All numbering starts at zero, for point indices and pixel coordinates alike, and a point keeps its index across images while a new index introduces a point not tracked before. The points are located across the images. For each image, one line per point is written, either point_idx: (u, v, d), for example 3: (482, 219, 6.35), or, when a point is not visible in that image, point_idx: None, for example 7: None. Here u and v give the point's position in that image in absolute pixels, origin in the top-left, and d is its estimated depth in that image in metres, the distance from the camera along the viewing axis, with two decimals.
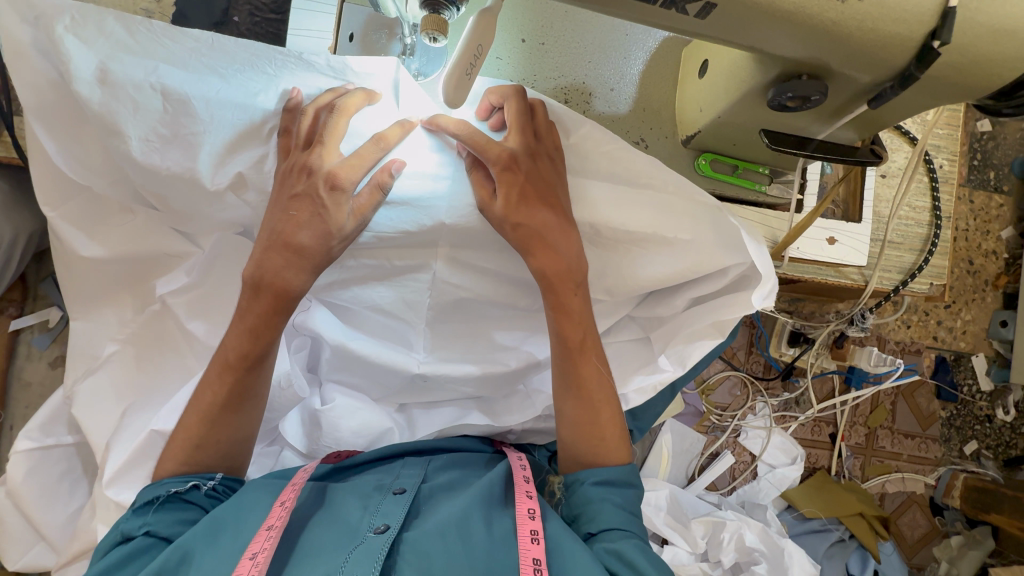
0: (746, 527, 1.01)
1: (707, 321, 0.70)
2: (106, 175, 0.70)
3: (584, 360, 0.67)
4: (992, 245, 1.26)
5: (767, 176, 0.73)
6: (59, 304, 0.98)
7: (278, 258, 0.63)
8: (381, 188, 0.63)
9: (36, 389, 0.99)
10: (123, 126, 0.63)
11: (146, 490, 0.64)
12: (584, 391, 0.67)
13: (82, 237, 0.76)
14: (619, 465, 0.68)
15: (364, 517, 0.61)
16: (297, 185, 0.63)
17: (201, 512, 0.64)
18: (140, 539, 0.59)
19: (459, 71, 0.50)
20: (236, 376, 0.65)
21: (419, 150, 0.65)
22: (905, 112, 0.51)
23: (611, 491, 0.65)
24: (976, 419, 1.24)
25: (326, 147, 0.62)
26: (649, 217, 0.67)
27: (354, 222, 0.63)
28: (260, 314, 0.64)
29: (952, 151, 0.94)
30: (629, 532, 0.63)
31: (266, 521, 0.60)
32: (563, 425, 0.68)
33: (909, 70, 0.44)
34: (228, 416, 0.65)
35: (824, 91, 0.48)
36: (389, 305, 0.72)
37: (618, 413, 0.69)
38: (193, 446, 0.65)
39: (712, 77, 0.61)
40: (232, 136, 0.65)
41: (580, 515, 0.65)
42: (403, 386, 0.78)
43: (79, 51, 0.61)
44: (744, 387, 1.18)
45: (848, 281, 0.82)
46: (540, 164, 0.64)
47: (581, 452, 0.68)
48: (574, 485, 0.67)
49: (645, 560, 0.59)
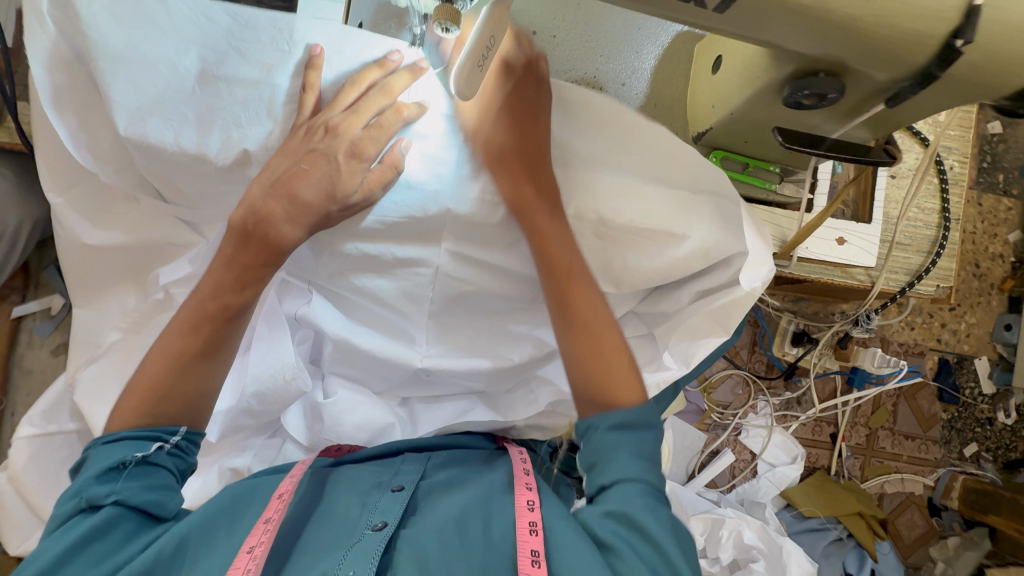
0: (745, 525, 1.02)
1: (709, 317, 0.70)
2: (113, 161, 0.69)
3: (574, 285, 0.67)
4: (999, 249, 1.26)
5: (777, 175, 0.72)
6: (62, 291, 0.99)
7: (277, 207, 0.62)
8: (395, 167, 0.63)
9: (37, 377, 0.99)
10: (145, 108, 0.63)
11: (105, 453, 0.58)
12: (584, 319, 0.66)
13: (87, 224, 0.77)
14: (635, 404, 0.63)
15: (362, 514, 0.61)
16: (316, 140, 0.62)
17: (170, 473, 0.60)
18: (109, 509, 0.54)
19: (471, 63, 0.48)
20: (212, 327, 0.64)
21: (431, 132, 0.63)
22: (922, 112, 0.50)
23: (629, 435, 0.60)
24: (976, 422, 1.24)
25: (358, 116, 0.62)
26: (657, 211, 0.68)
27: (362, 194, 0.63)
28: (246, 264, 0.64)
29: (963, 153, 0.93)
30: (644, 484, 0.57)
31: (263, 515, 0.61)
32: (572, 366, 0.67)
33: (930, 68, 0.43)
34: (202, 365, 0.64)
35: (840, 88, 0.48)
36: (389, 298, 0.72)
37: (622, 346, 0.67)
38: (156, 395, 0.61)
39: (725, 74, 0.60)
40: (249, 117, 0.64)
41: (595, 460, 0.59)
42: (407, 379, 0.78)
43: (109, 29, 0.60)
44: (745, 386, 1.18)
45: (854, 282, 0.82)
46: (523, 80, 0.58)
47: (592, 391, 0.65)
48: (589, 431, 0.61)
49: (656, 523, 0.53)
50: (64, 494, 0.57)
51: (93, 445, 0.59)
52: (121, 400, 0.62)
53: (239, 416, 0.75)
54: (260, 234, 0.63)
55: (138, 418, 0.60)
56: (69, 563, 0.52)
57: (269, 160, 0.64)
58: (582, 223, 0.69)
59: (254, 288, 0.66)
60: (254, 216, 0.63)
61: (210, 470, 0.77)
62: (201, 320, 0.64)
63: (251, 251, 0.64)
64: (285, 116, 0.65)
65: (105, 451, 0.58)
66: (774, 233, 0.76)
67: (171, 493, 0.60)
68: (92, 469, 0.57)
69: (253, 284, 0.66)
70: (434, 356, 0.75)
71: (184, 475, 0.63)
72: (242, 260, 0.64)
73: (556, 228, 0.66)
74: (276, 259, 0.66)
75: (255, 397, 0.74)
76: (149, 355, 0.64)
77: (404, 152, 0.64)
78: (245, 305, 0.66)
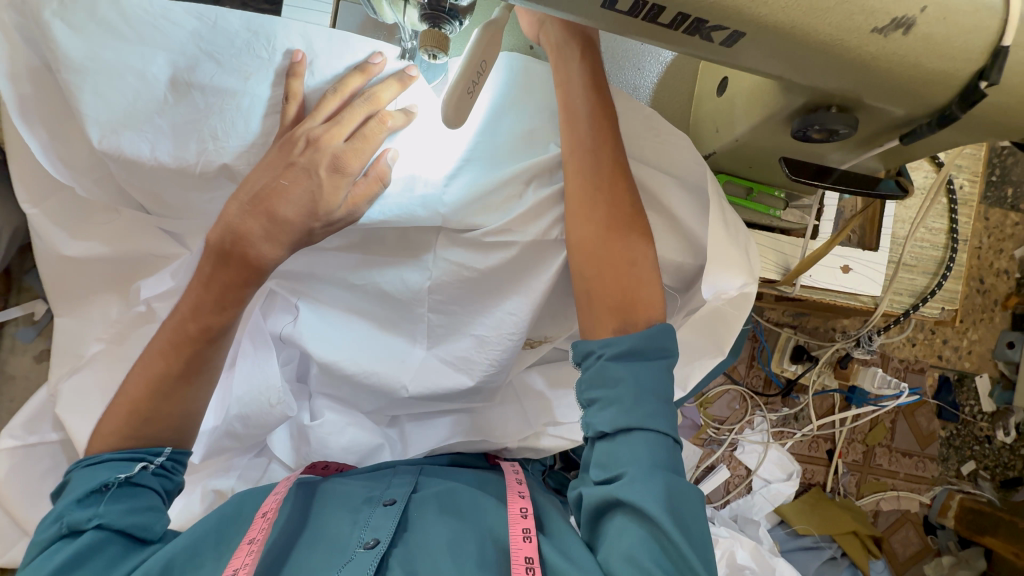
0: (737, 545, 1.01)
1: (704, 337, 0.68)
2: (90, 172, 0.66)
3: (600, 176, 0.59)
4: (1005, 264, 1.23)
5: (782, 201, 0.70)
6: (44, 297, 0.96)
7: (255, 226, 0.58)
8: (381, 178, 0.60)
9: (20, 383, 0.97)
10: (116, 121, 0.60)
11: (88, 474, 0.56)
12: (611, 216, 0.59)
13: (64, 235, 0.74)
14: (655, 321, 0.55)
15: (353, 532, 0.59)
16: (297, 153, 0.58)
17: (156, 494, 0.58)
18: (91, 534, 0.52)
19: (460, 90, 0.45)
20: (193, 349, 0.61)
21: (423, 146, 0.63)
22: (938, 147, 0.48)
23: (637, 366, 0.53)
24: (975, 440, 1.22)
25: (340, 127, 0.58)
26: (660, 233, 0.65)
27: (346, 210, 0.60)
28: (224, 285, 0.60)
29: (974, 171, 0.90)
30: (652, 432, 0.51)
31: (248, 535, 0.58)
32: (583, 268, 0.59)
33: (950, 108, 0.41)
34: (183, 387, 0.61)
35: (852, 125, 0.44)
36: (389, 305, 0.70)
37: (647, 254, 0.58)
38: (139, 416, 0.59)
39: (731, 97, 0.57)
40: (224, 126, 0.61)
41: (597, 396, 0.53)
42: (395, 402, 0.75)
43: (69, 38, 0.57)
44: (743, 401, 1.16)
45: (858, 303, 0.79)
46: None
47: (608, 305, 0.56)
48: (592, 359, 0.55)
49: (661, 489, 0.48)
50: (46, 518, 0.55)
51: (76, 468, 0.57)
52: (104, 416, 0.61)
53: (223, 438, 0.73)
54: (239, 255, 0.59)
55: (120, 441, 0.59)
56: None
57: (248, 175, 0.60)
58: None
59: (237, 309, 0.62)
60: (232, 236, 0.58)
61: (195, 490, 0.76)
62: (182, 341, 0.61)
63: (231, 271, 0.60)
64: (267, 125, 0.61)
65: (88, 471, 0.56)
66: (776, 259, 0.73)
67: (158, 515, 0.57)
68: (73, 492, 0.55)
69: (234, 304, 0.61)
70: (432, 364, 0.71)
71: (172, 495, 0.61)
72: (221, 281, 0.60)
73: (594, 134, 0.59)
74: (258, 279, 0.61)
75: (239, 420, 0.72)
76: (130, 376, 0.61)
77: (390, 162, 0.61)
78: (227, 325, 0.62)
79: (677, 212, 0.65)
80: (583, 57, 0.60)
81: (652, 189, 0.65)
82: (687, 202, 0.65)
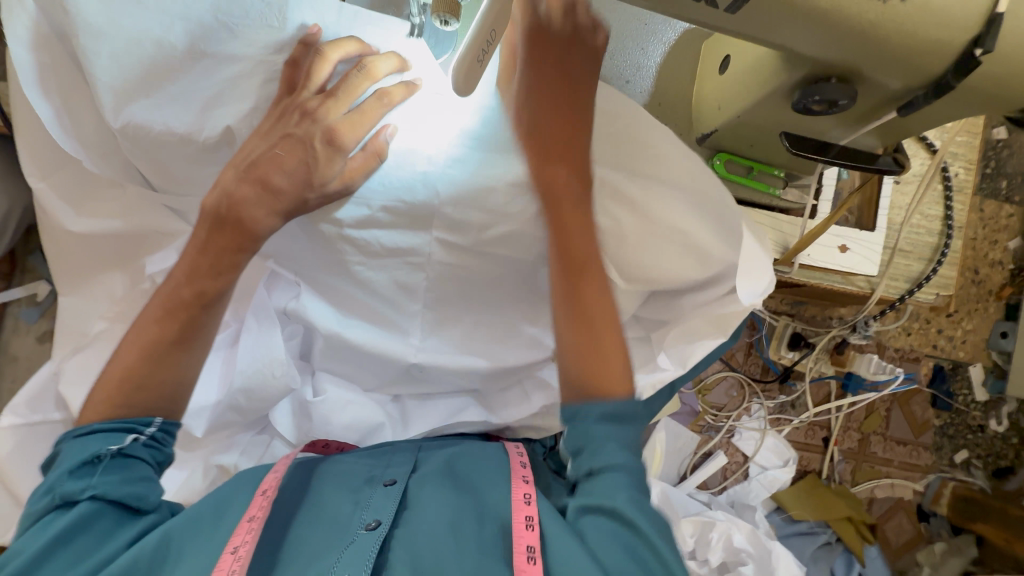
0: (735, 528, 1.02)
1: (707, 318, 0.68)
2: (96, 147, 0.66)
3: (577, 259, 0.61)
4: (998, 256, 1.25)
5: (781, 180, 0.72)
6: (47, 278, 0.96)
7: (249, 192, 0.60)
8: (379, 155, 0.60)
9: (22, 364, 0.97)
10: (130, 89, 0.60)
11: (77, 446, 0.55)
12: (580, 280, 0.61)
13: (69, 211, 0.74)
14: (621, 398, 0.57)
15: (354, 513, 0.58)
16: (292, 124, 0.59)
17: (148, 464, 0.58)
18: (86, 504, 0.52)
19: (469, 59, 0.46)
20: (188, 314, 0.62)
21: (422, 117, 0.60)
22: (931, 121, 0.50)
23: (617, 429, 0.55)
24: (968, 429, 1.24)
25: (338, 100, 0.59)
26: (667, 201, 0.64)
27: (340, 184, 0.60)
28: (220, 249, 0.62)
29: (969, 159, 0.92)
30: (632, 474, 0.53)
31: (247, 513, 0.57)
32: (556, 339, 0.62)
33: (947, 78, 0.42)
34: (176, 353, 0.61)
35: (852, 96, 0.46)
36: (381, 288, 0.67)
37: (614, 333, 0.61)
38: (132, 383, 0.59)
39: (733, 74, 0.59)
40: (233, 95, 0.61)
41: (581, 449, 0.55)
42: (397, 377, 0.75)
43: (88, 3, 0.57)
44: (740, 388, 1.17)
45: (853, 289, 0.83)
46: (568, 59, 0.56)
47: (576, 380, 0.59)
48: (574, 418, 0.57)
49: (643, 516, 0.50)
50: (37, 490, 0.55)
51: (65, 439, 0.57)
52: (97, 383, 0.60)
53: (226, 412, 0.75)
54: (233, 220, 0.61)
55: (111, 410, 0.58)
56: (43, 563, 0.50)
57: (244, 142, 0.61)
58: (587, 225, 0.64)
59: (231, 274, 0.64)
60: (227, 200, 0.60)
61: (197, 466, 0.77)
62: (177, 307, 0.62)
63: (225, 237, 0.62)
64: (269, 92, 0.61)
65: (77, 444, 0.56)
66: (776, 238, 0.76)
67: (151, 485, 0.57)
68: (64, 464, 0.54)
69: (229, 270, 0.63)
70: (432, 350, 0.71)
71: (161, 466, 0.61)
72: (216, 246, 0.62)
73: (574, 218, 0.60)
74: (252, 246, 0.63)
75: (242, 394, 0.73)
76: (124, 343, 0.61)
77: (389, 138, 0.60)
78: (221, 291, 0.64)
79: (674, 220, 0.64)
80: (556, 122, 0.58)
81: (652, 161, 0.64)
82: (694, 175, 0.63)
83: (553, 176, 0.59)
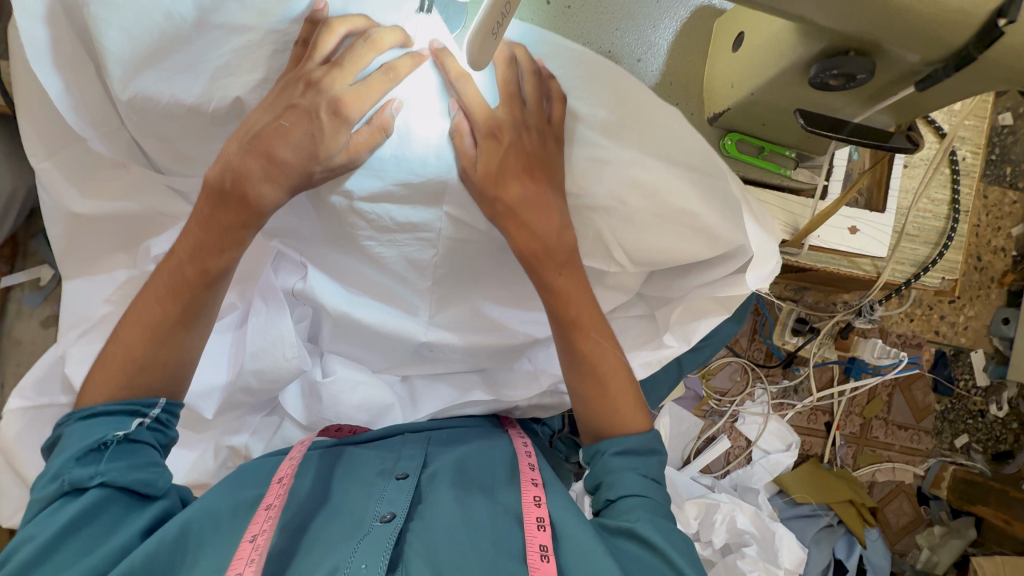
0: (739, 510, 1.03)
1: (711, 297, 0.68)
2: (99, 125, 0.66)
3: (584, 337, 0.64)
4: (1002, 242, 1.25)
5: (792, 160, 0.73)
6: (50, 262, 0.96)
7: (255, 165, 0.56)
8: (384, 129, 0.56)
9: (27, 347, 0.96)
10: (139, 60, 0.59)
11: (83, 430, 0.56)
12: (592, 368, 0.65)
13: (75, 192, 0.74)
14: (642, 432, 0.65)
15: (368, 506, 0.58)
16: (298, 95, 0.55)
17: (153, 448, 0.59)
18: (95, 491, 0.53)
19: (483, 36, 0.45)
20: (191, 293, 0.61)
21: (424, 90, 0.57)
22: (945, 100, 0.52)
23: (634, 460, 0.63)
24: (969, 414, 1.25)
25: (343, 71, 0.55)
26: (685, 182, 0.62)
27: (346, 157, 0.56)
28: (226, 224, 0.59)
29: (977, 144, 0.91)
30: (648, 500, 0.60)
31: (265, 500, 0.58)
32: (573, 391, 0.66)
33: (968, 49, 0.43)
34: (179, 333, 0.61)
35: (870, 70, 0.48)
36: (389, 262, 0.65)
37: (629, 382, 0.66)
38: (134, 364, 0.59)
39: (745, 55, 0.60)
40: (242, 66, 0.59)
41: (604, 483, 0.62)
42: (409, 355, 0.75)
43: None
44: (744, 372, 1.18)
45: (859, 273, 0.83)
46: (527, 135, 0.58)
47: (600, 428, 0.66)
48: (596, 455, 0.65)
49: (661, 538, 0.55)
50: (41, 477, 0.55)
51: (68, 422, 0.57)
52: (97, 363, 0.61)
53: (238, 393, 0.74)
54: (238, 195, 0.58)
55: (116, 390, 0.59)
56: (61, 546, 0.50)
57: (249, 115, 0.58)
58: (596, 208, 0.63)
59: (235, 251, 0.61)
60: (233, 175, 0.57)
61: (207, 446, 0.78)
62: (181, 287, 0.60)
63: (231, 213, 0.59)
64: (280, 64, 0.60)
65: (83, 427, 0.56)
66: (785, 218, 0.78)
67: (160, 470, 0.58)
68: (69, 449, 0.55)
69: (233, 247, 0.60)
70: (438, 333, 0.71)
71: (166, 448, 0.62)
72: (221, 223, 0.59)
73: (572, 285, 0.63)
74: (258, 222, 0.60)
75: (254, 374, 0.72)
76: (123, 323, 0.61)
77: (395, 113, 0.56)
78: (228, 267, 0.62)
79: (684, 205, 0.62)
80: (558, 203, 0.60)
81: (674, 129, 0.62)
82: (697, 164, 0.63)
83: (544, 251, 0.61)
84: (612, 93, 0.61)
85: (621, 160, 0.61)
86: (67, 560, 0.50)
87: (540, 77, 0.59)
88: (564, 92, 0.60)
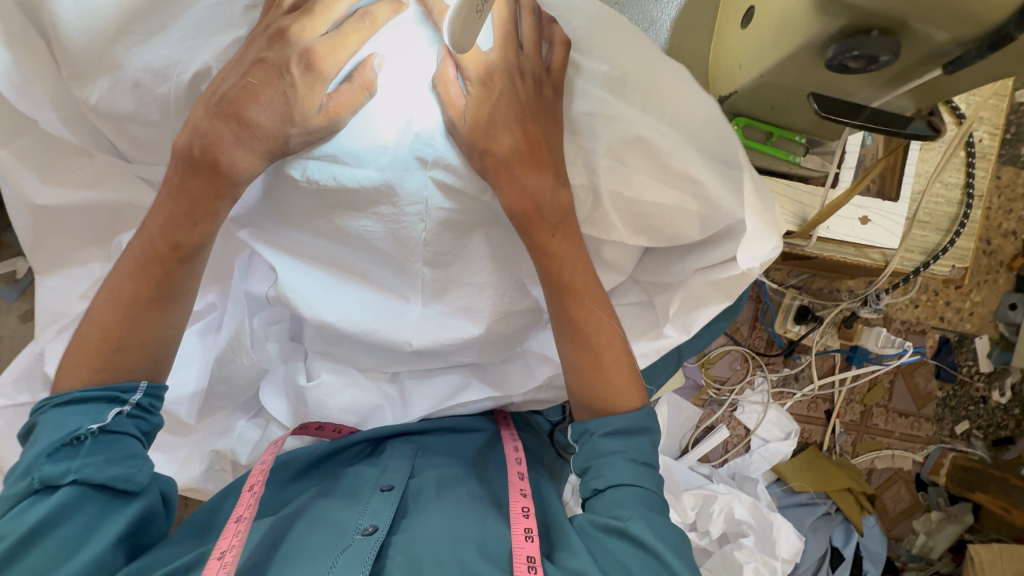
0: (736, 500, 1.02)
1: (709, 282, 0.64)
2: (58, 107, 0.61)
3: (577, 304, 0.61)
4: (1013, 225, 1.21)
5: (802, 147, 0.70)
6: (25, 255, 0.92)
7: (226, 131, 0.52)
8: (367, 88, 0.51)
9: (7, 344, 0.95)
10: (97, 22, 0.54)
11: (56, 422, 0.53)
12: (584, 336, 0.62)
13: (39, 182, 0.70)
14: (632, 411, 0.62)
15: (351, 516, 0.57)
16: (267, 48, 0.51)
17: (135, 439, 0.56)
18: (67, 490, 0.50)
19: (469, 10, 0.41)
20: (163, 268, 0.57)
21: (405, 45, 0.52)
22: (970, 84, 0.47)
23: (624, 440, 0.61)
24: (971, 400, 1.24)
25: (314, 19, 0.50)
26: (694, 161, 0.58)
27: (324, 119, 0.52)
28: (194, 195, 0.55)
29: (996, 123, 0.87)
30: (641, 488, 0.58)
31: (235, 513, 0.58)
32: (569, 364, 0.63)
33: (1006, 27, 0.39)
34: (154, 311, 0.58)
35: (894, 52, 0.43)
36: (378, 241, 0.59)
37: (624, 352, 0.63)
38: (110, 345, 0.56)
39: (757, 30, 0.56)
40: (213, 28, 0.54)
41: (592, 469, 0.60)
42: (401, 357, 0.69)
43: None
44: (744, 361, 1.16)
45: (868, 261, 0.81)
46: (521, 81, 0.54)
47: (592, 398, 0.63)
48: (585, 436, 0.62)
49: (652, 534, 0.54)
50: (14, 471, 0.52)
51: (45, 410, 0.54)
52: (71, 349, 0.57)
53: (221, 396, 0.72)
54: (209, 162, 0.53)
55: (93, 374, 0.56)
56: (29, 548, 0.48)
57: (216, 75, 0.53)
58: (590, 198, 0.60)
59: (209, 225, 0.57)
60: (201, 140, 0.52)
61: (195, 449, 0.77)
62: (151, 260, 0.57)
63: (201, 181, 0.54)
64: (252, 20, 0.55)
65: (57, 416, 0.53)
66: (794, 209, 0.74)
67: (141, 464, 0.55)
68: (42, 442, 0.52)
69: (208, 220, 0.56)
70: (434, 317, 0.65)
71: (150, 435, 0.59)
72: (191, 192, 0.55)
73: (567, 247, 0.59)
74: (232, 192, 0.55)
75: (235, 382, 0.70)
76: (97, 300, 0.58)
77: (377, 70, 0.52)
78: (199, 244, 0.58)
79: (691, 170, 0.57)
80: (545, 174, 0.56)
81: (676, 100, 0.57)
82: (701, 146, 0.58)
83: (530, 231, 0.57)
84: (613, 47, 0.57)
85: (626, 118, 0.56)
86: (37, 565, 0.48)
87: (540, 18, 0.56)
88: (568, 38, 0.57)
